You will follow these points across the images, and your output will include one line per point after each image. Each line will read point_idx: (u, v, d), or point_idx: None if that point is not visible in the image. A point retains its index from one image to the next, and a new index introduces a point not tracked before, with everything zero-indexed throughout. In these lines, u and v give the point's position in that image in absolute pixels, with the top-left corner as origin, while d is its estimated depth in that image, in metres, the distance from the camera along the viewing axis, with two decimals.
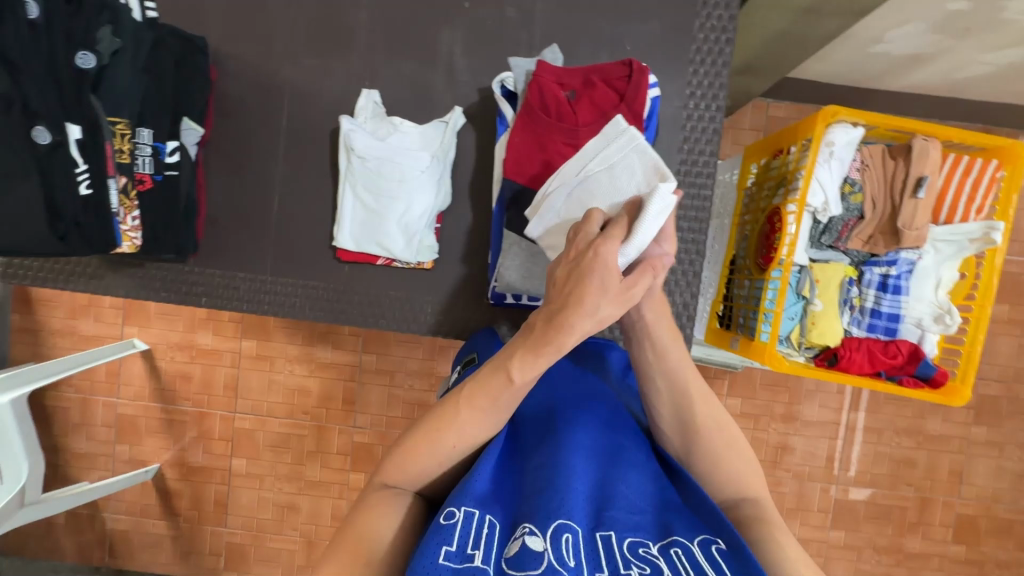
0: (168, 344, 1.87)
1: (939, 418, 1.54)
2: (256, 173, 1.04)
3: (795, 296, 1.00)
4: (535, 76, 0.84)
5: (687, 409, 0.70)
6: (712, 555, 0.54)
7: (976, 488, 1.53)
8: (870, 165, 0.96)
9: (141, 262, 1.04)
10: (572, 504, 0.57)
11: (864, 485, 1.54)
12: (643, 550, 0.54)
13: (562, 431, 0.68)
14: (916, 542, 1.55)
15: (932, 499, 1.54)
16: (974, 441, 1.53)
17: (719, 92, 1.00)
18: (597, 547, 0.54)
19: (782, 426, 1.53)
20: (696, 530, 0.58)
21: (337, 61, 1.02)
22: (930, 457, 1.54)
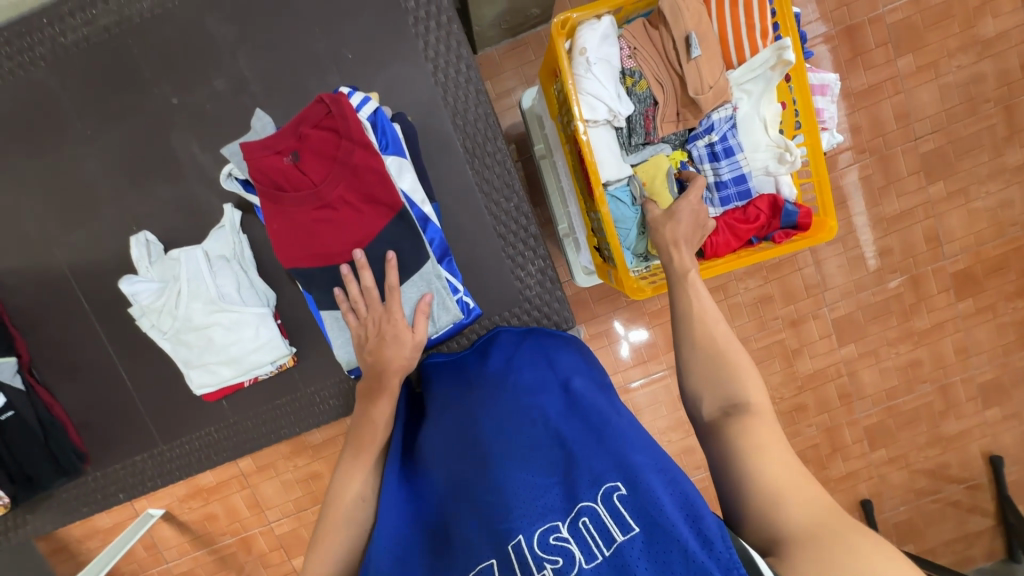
0: (179, 498, 2.00)
1: (895, 197, 1.47)
2: (93, 364, 1.01)
3: (630, 206, 0.92)
4: (247, 159, 0.77)
5: (700, 343, 0.67)
6: (614, 508, 0.55)
7: (958, 241, 1.50)
8: (638, 47, 0.87)
9: (49, 494, 1.04)
10: (477, 534, 0.59)
11: (851, 295, 1.52)
12: (554, 537, 0.55)
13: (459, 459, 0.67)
14: (924, 318, 1.54)
15: (923, 274, 1.52)
16: (938, 200, 1.48)
17: (459, 51, 0.90)
18: (509, 561, 0.56)
19: (746, 285, 1.50)
20: (598, 482, 0.58)
21: (97, 222, 0.96)
22: (903, 237, 1.49)
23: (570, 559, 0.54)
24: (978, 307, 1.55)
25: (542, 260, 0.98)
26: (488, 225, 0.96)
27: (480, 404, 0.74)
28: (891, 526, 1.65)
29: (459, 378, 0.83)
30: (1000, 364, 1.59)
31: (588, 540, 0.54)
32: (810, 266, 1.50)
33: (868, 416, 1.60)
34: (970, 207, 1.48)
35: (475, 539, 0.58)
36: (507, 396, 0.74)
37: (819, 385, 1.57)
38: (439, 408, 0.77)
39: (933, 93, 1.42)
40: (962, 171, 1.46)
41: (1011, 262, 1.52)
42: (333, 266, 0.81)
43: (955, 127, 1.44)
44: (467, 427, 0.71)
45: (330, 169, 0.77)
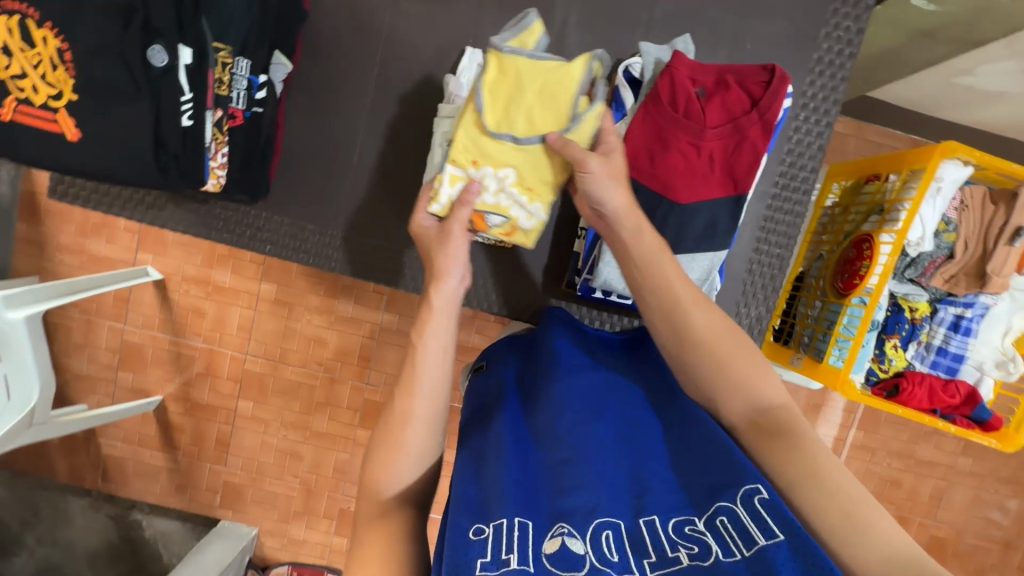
0: (183, 276, 1.67)
1: (930, 445, 1.58)
2: (336, 120, 0.97)
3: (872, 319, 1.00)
4: (669, 67, 0.80)
5: (676, 321, 0.65)
6: (755, 510, 0.50)
7: (949, 514, 1.60)
8: (969, 206, 0.95)
9: (204, 199, 0.97)
10: (606, 498, 0.55)
11: None
12: (689, 528, 0.52)
13: (599, 423, 0.65)
14: None
15: (909, 519, 1.60)
16: (958, 470, 1.59)
17: (832, 108, 0.96)
18: (640, 532, 0.52)
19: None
20: (739, 484, 0.54)
21: (443, 12, 0.94)
22: (914, 479, 1.59)
23: (708, 549, 0.49)
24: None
25: (762, 309, 1.02)
26: (746, 253, 1.00)
27: (601, 387, 0.70)
28: None
29: (586, 358, 0.77)
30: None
31: (725, 537, 0.50)
32: (840, 453, 1.58)
33: None
34: (976, 491, 1.60)
35: (600, 499, 0.55)
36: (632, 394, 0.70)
37: None
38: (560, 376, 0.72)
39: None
40: (987, 459, 1.58)
41: (975, 555, 1.62)
42: (656, 198, 0.83)
43: None
44: (587, 405, 0.67)
45: (724, 124, 0.80)
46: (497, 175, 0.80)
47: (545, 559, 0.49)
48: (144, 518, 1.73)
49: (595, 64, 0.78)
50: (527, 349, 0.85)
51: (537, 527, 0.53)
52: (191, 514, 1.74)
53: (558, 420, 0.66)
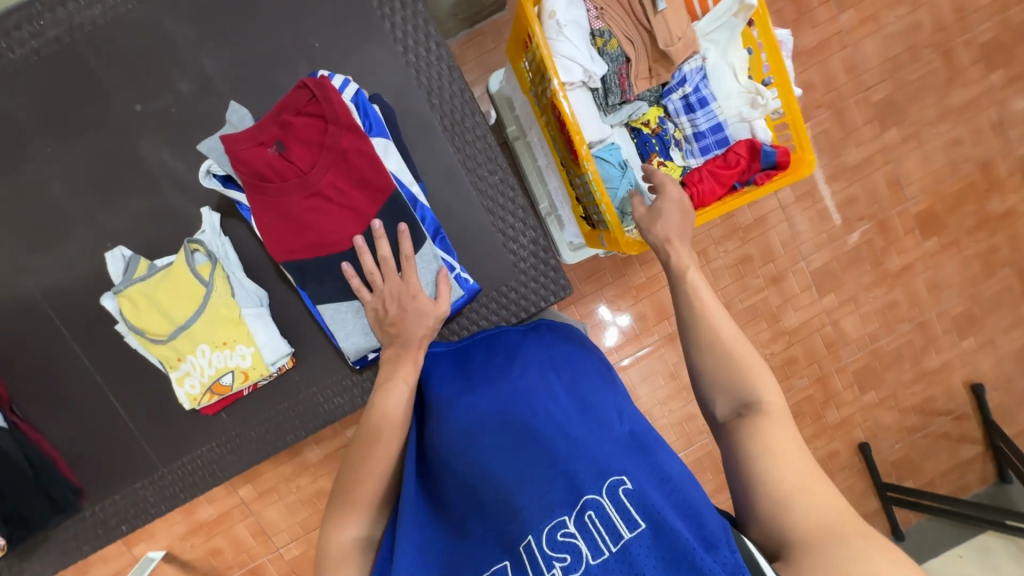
0: (179, 537, 1.91)
1: (853, 146, 1.51)
2: (79, 391, 0.96)
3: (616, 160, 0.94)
4: (227, 153, 0.76)
5: (705, 339, 0.70)
6: (620, 502, 0.58)
7: (918, 182, 1.54)
8: (605, 7, 0.89)
9: (45, 535, 0.98)
10: (491, 536, 0.62)
11: (826, 246, 1.55)
12: (562, 534, 0.59)
13: (475, 441, 0.68)
14: (896, 259, 1.58)
15: (889, 218, 1.56)
16: (895, 145, 1.52)
17: (428, 28, 0.90)
18: (520, 561, 0.59)
19: (724, 249, 1.52)
20: (604, 479, 0.61)
21: (69, 242, 0.92)
22: (866, 185, 1.53)
23: (578, 556, 0.57)
24: (944, 244, 1.58)
25: (531, 231, 0.97)
26: (475, 201, 0.95)
27: (475, 402, 0.73)
28: (889, 465, 1.66)
29: (462, 373, 0.80)
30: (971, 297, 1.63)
31: (594, 534, 0.57)
32: (789, 219, 1.54)
33: (856, 359, 1.62)
34: (923, 149, 1.53)
35: (484, 537, 0.62)
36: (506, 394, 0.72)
37: (807, 336, 1.59)
38: (440, 406, 0.75)
39: (877, 45, 1.47)
40: (913, 116, 1.51)
41: (970, 197, 1.57)
42: (326, 255, 0.79)
43: (899, 75, 1.49)
44: (469, 423, 0.69)
45: (315, 155, 0.76)
46: (199, 355, 0.88)
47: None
48: None
49: (197, 245, 0.89)
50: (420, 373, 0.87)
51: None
52: None
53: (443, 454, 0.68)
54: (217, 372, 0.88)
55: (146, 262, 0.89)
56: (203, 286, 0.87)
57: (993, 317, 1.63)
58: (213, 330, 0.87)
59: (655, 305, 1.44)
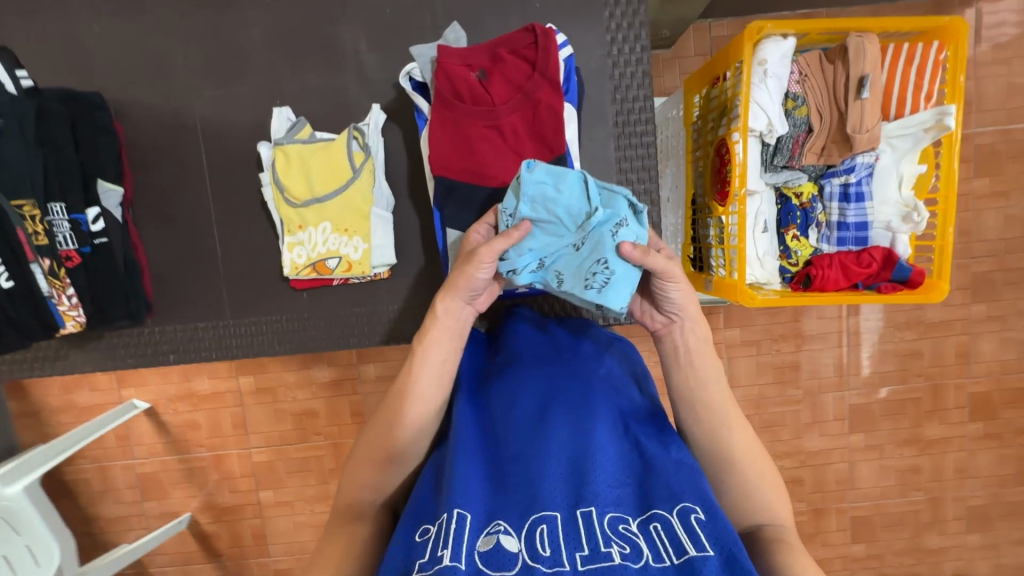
0: (168, 397, 1.86)
1: (938, 305, 1.50)
2: (188, 219, 1.00)
3: (570, 196, 0.75)
4: (439, 63, 0.80)
5: (720, 437, 0.68)
6: (689, 525, 0.55)
7: (985, 364, 1.52)
8: (809, 75, 0.91)
9: (101, 334, 1.01)
10: (547, 496, 0.59)
11: (872, 386, 1.54)
12: (623, 527, 0.55)
13: (555, 418, 0.70)
14: (934, 428, 1.55)
15: (944, 385, 1.53)
16: (976, 319, 1.50)
17: (640, 31, 0.94)
18: (576, 530, 0.55)
19: (789, 347, 1.51)
20: (675, 500, 0.58)
21: (244, 87, 0.97)
22: (935, 344, 1.51)
23: (639, 551, 0.52)
24: (987, 433, 1.55)
25: None
26: None
27: (555, 389, 0.75)
28: None
29: (542, 356, 0.83)
30: (993, 493, 1.59)
31: (657, 543, 0.53)
32: (844, 346, 1.52)
33: (860, 506, 1.58)
34: (1003, 334, 1.51)
35: (543, 495, 0.59)
36: (587, 389, 0.75)
37: (819, 464, 1.57)
38: (517, 378, 0.78)
39: (998, 220, 1.44)
40: (1004, 299, 1.49)
41: None
42: (481, 189, 0.82)
43: (1012, 257, 1.46)
44: (541, 401, 0.73)
45: (512, 97, 0.80)
46: (319, 231, 0.91)
47: (479, 557, 0.52)
48: None
49: (358, 134, 0.92)
50: (491, 343, 0.91)
51: (475, 520, 0.57)
52: None
53: (514, 418, 0.71)
54: (325, 253, 0.92)
55: (310, 130, 0.93)
56: (350, 172, 0.90)
57: (1004, 521, 1.60)
58: (340, 213, 0.91)
59: None
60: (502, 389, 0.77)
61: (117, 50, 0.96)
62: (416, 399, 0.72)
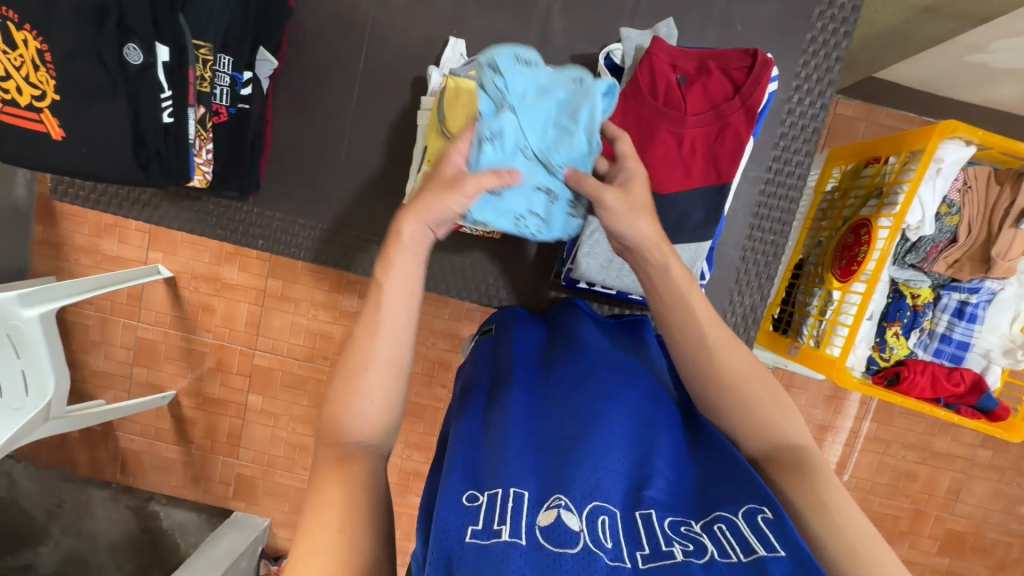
0: (192, 273, 1.65)
1: (947, 438, 1.50)
2: (324, 115, 0.98)
3: (581, 141, 0.66)
4: (647, 54, 0.80)
5: (710, 365, 0.59)
6: (757, 526, 0.46)
7: (969, 507, 1.52)
8: (973, 187, 0.92)
9: (199, 196, 0.99)
10: (604, 484, 0.50)
11: (861, 491, 1.52)
12: (685, 528, 0.47)
13: (612, 401, 0.61)
14: (903, 549, 1.54)
15: (926, 512, 1.53)
16: (978, 463, 1.51)
17: (826, 89, 0.94)
18: (634, 526, 0.47)
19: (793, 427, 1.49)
20: (741, 502, 0.50)
21: (425, 6, 0.94)
22: (931, 472, 1.51)
23: (703, 549, 0.44)
24: (947, 569, 1.56)
25: (757, 298, 1.00)
26: (739, 240, 0.98)
27: (613, 371, 0.66)
28: None
29: (598, 341, 0.75)
30: None
31: (723, 542, 0.45)
32: (851, 445, 1.50)
33: None
34: (997, 485, 1.52)
35: (602, 483, 0.50)
36: (645, 382, 0.66)
37: None
38: (573, 357, 0.70)
39: None
40: (1012, 454, 1.51)
41: (996, 552, 1.55)
42: None
43: None
44: (597, 378, 0.64)
45: (706, 110, 0.79)
46: None
47: (539, 533, 0.44)
48: (161, 509, 1.75)
49: None
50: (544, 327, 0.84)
51: (533, 497, 0.48)
52: (205, 505, 1.76)
53: (566, 394, 0.62)
54: None
55: None
56: None
57: None
58: None
59: None
60: (559, 363, 0.68)
61: None
62: (384, 346, 0.53)
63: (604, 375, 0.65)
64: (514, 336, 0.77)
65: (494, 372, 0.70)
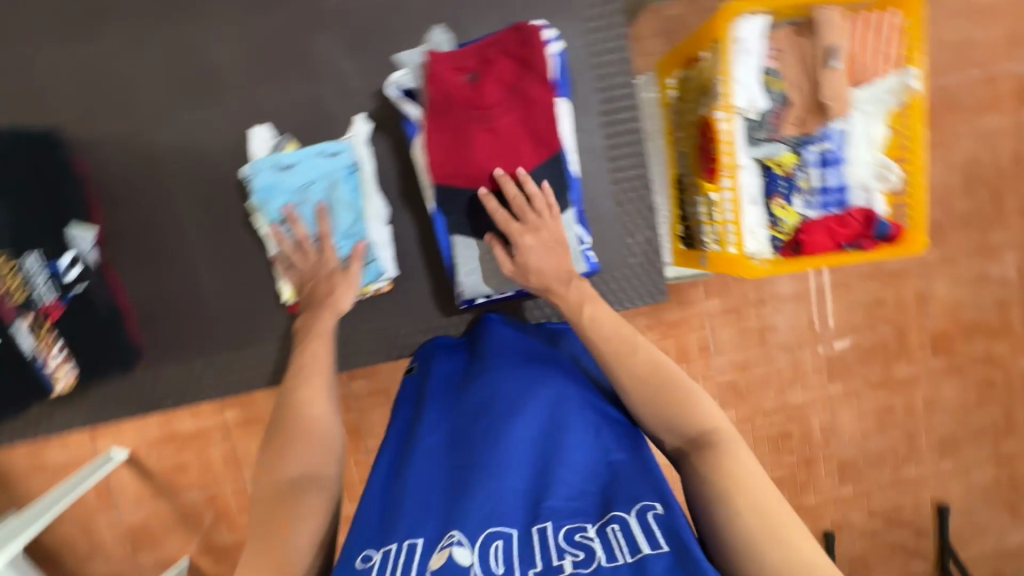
0: (148, 442, 1.59)
1: None
2: (168, 254, 0.94)
3: (349, 212, 0.90)
4: (429, 70, 0.79)
5: (662, 398, 0.69)
6: (647, 524, 0.60)
7: (943, 303, 1.56)
8: (783, 50, 0.95)
9: (85, 388, 0.94)
10: (501, 511, 0.65)
11: (846, 335, 1.56)
12: (579, 536, 0.61)
13: (522, 424, 0.72)
14: (904, 368, 1.59)
15: (909, 329, 1.57)
16: (931, 263, 1.55)
17: (617, 18, 0.95)
18: (529, 545, 0.61)
19: (759, 310, 1.53)
20: (635, 500, 0.64)
21: (216, 109, 0.92)
22: (895, 290, 1.55)
23: (590, 556, 0.58)
24: (953, 367, 1.60)
25: (649, 231, 1.02)
26: (607, 188, 1.00)
27: (525, 383, 0.77)
28: (848, 560, 1.67)
29: (513, 346, 0.84)
30: (964, 424, 1.63)
31: (610, 545, 0.59)
32: (817, 301, 1.54)
33: (845, 450, 1.63)
34: (953, 274, 1.55)
35: (499, 514, 0.64)
36: (564, 390, 0.77)
37: (806, 416, 1.61)
38: (487, 371, 0.80)
39: None
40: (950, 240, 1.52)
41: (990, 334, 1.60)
42: (486, 191, 0.82)
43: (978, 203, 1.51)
44: (511, 399, 0.75)
45: (506, 96, 0.80)
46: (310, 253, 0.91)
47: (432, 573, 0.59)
48: None
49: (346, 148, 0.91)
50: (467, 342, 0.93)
51: (429, 543, 0.64)
52: None
53: (478, 425, 0.74)
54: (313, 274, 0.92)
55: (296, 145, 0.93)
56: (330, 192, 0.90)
57: (974, 446, 1.65)
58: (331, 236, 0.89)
59: (679, 344, 1.51)
60: (474, 389, 0.79)
61: (74, 83, 0.89)
62: (321, 388, 0.70)
63: (514, 393, 0.76)
64: (437, 370, 0.87)
65: (416, 412, 0.82)
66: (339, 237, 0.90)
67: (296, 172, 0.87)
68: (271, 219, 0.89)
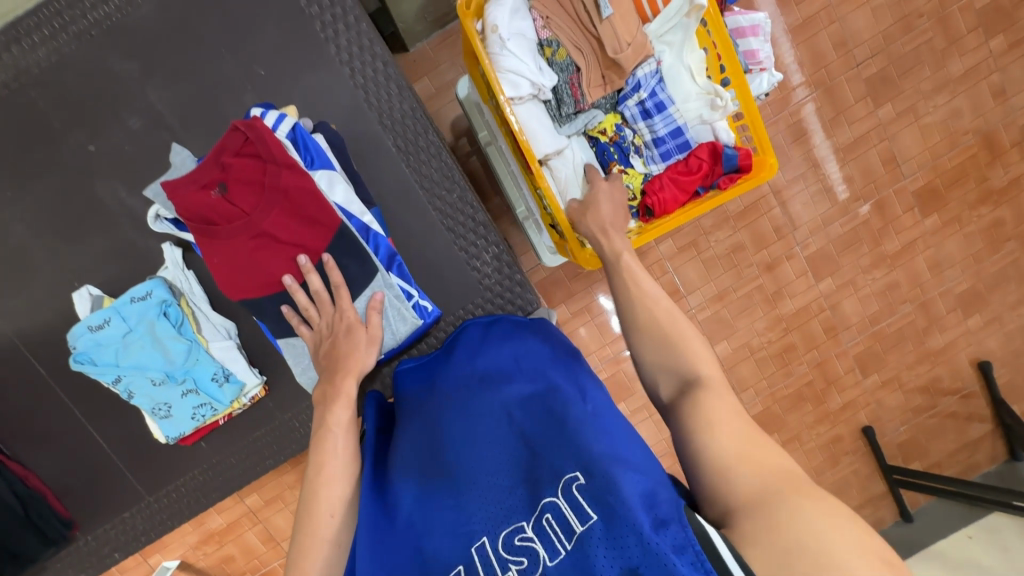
0: (192, 545, 1.59)
1: (844, 126, 1.42)
2: (58, 429, 0.98)
3: (182, 345, 0.91)
4: (172, 200, 0.76)
5: (672, 343, 0.65)
6: (575, 501, 0.54)
7: (913, 159, 1.45)
8: (551, 15, 0.86)
9: (44, 565, 1.01)
10: (442, 544, 0.59)
11: (819, 230, 1.47)
12: (519, 538, 0.55)
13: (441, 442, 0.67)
14: (892, 241, 1.49)
15: (885, 198, 1.47)
16: (887, 122, 1.43)
17: (374, 49, 0.88)
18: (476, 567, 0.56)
19: (716, 238, 1.44)
20: (559, 476, 0.57)
21: (37, 286, 0.93)
22: (858, 163, 1.44)
23: (535, 560, 0.54)
24: (944, 221, 1.49)
25: (495, 246, 0.96)
26: (433, 221, 0.95)
27: (444, 402, 0.73)
28: (894, 447, 1.60)
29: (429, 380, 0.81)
30: (973, 273, 1.53)
31: (551, 536, 0.54)
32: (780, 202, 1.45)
33: (856, 344, 1.54)
34: (920, 123, 1.43)
35: (443, 546, 0.58)
36: (473, 390, 0.72)
37: (804, 322, 1.52)
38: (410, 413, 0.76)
39: (867, 17, 1.38)
40: (905, 90, 1.41)
41: (969, 171, 1.47)
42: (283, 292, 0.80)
43: (893, 50, 1.40)
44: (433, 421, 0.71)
45: (258, 196, 0.77)
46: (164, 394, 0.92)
47: None
48: None
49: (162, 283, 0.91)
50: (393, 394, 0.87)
51: None
52: None
53: (403, 460, 0.69)
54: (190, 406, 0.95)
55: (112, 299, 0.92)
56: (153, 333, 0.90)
57: (996, 293, 1.55)
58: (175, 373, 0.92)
59: None
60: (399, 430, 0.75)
61: None
62: (339, 460, 0.72)
63: (433, 417, 0.72)
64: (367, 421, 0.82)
65: None
66: (178, 372, 0.92)
67: (111, 330, 0.88)
68: (107, 380, 0.90)
